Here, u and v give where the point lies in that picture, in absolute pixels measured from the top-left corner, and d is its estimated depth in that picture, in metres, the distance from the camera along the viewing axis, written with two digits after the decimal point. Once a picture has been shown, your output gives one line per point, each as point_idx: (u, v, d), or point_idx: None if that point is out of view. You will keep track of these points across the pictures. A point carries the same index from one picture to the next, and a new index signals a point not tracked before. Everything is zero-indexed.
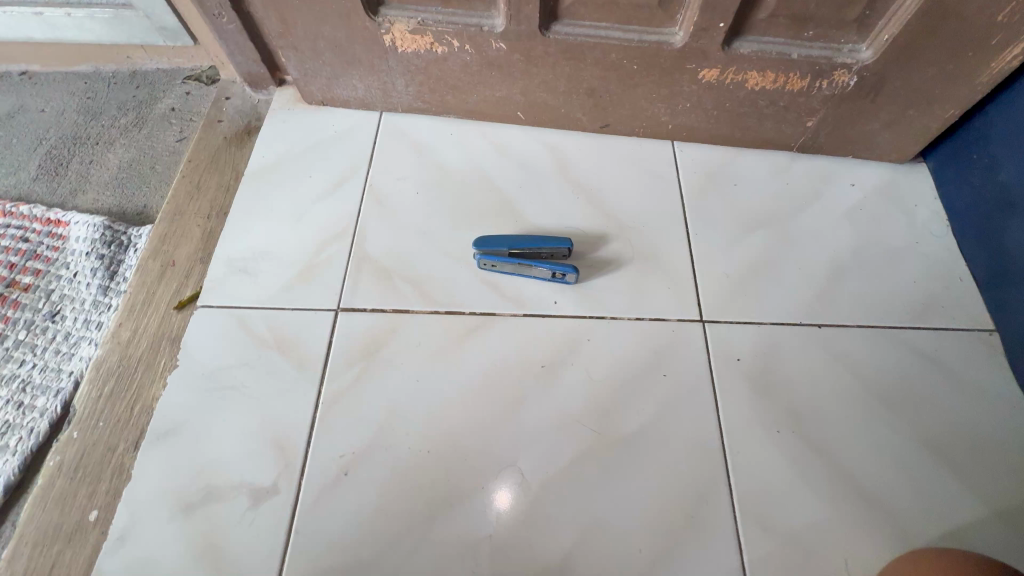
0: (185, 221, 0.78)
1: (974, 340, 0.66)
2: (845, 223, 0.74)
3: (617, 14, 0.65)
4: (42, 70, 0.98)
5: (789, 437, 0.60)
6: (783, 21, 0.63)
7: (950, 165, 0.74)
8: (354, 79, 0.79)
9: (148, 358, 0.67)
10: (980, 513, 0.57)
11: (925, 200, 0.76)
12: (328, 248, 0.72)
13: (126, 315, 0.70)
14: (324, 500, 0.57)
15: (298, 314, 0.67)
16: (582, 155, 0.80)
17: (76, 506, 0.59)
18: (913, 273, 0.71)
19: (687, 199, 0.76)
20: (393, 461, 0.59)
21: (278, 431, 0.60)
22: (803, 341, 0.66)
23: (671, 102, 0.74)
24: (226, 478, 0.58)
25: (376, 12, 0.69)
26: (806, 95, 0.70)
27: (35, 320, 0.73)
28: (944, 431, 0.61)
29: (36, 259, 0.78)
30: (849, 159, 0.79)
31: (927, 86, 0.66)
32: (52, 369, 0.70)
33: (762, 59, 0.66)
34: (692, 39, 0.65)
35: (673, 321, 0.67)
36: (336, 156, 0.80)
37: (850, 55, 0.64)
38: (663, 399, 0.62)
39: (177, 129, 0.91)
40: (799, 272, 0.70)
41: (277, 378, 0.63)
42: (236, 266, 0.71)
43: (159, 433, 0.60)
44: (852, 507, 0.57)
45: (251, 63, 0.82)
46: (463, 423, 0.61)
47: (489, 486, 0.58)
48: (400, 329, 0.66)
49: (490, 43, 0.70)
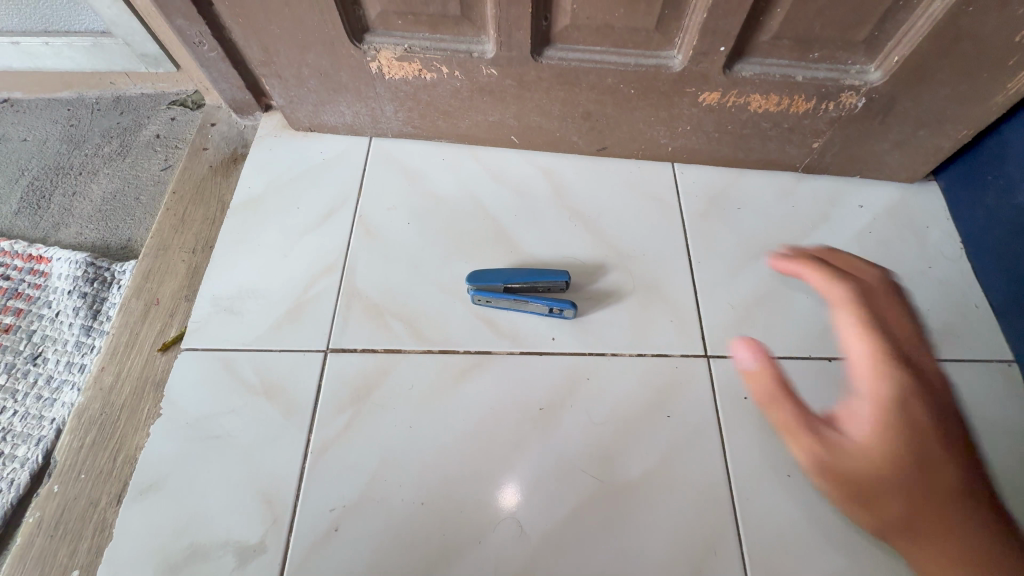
0: (169, 256, 0.75)
1: (992, 371, 0.63)
2: (854, 248, 0.71)
3: (613, 38, 0.62)
4: (24, 97, 0.95)
5: (801, 481, 0.57)
6: (787, 44, 0.60)
7: (963, 184, 0.71)
8: (342, 106, 0.76)
9: (132, 404, 0.65)
10: None
11: (936, 221, 0.73)
12: (317, 284, 0.70)
13: (108, 358, 0.68)
14: (315, 558, 0.54)
15: (286, 357, 0.65)
16: (579, 179, 0.77)
17: (57, 565, 0.56)
18: (926, 301, 0.68)
19: (689, 225, 0.73)
20: (386, 515, 0.56)
21: (266, 483, 0.58)
22: (813, 375, 0.63)
23: (671, 124, 0.71)
24: (212, 535, 0.55)
25: (362, 40, 0.66)
26: (812, 117, 0.67)
27: (17, 363, 0.71)
28: None
29: (17, 297, 0.75)
30: (856, 179, 0.76)
31: (939, 107, 0.63)
32: (33, 416, 0.67)
33: (765, 82, 0.63)
34: (691, 63, 0.62)
35: (676, 357, 0.64)
36: (324, 185, 0.77)
37: (858, 77, 0.61)
38: (667, 442, 0.59)
39: (163, 157, 0.88)
40: (807, 301, 0.67)
41: (264, 425, 0.61)
42: (222, 305, 0.69)
43: (141, 489, 0.58)
44: (869, 558, 0.54)
45: (236, 90, 0.80)
46: (459, 471, 0.58)
47: (487, 538, 0.55)
48: (392, 370, 0.64)
49: (481, 69, 0.67)
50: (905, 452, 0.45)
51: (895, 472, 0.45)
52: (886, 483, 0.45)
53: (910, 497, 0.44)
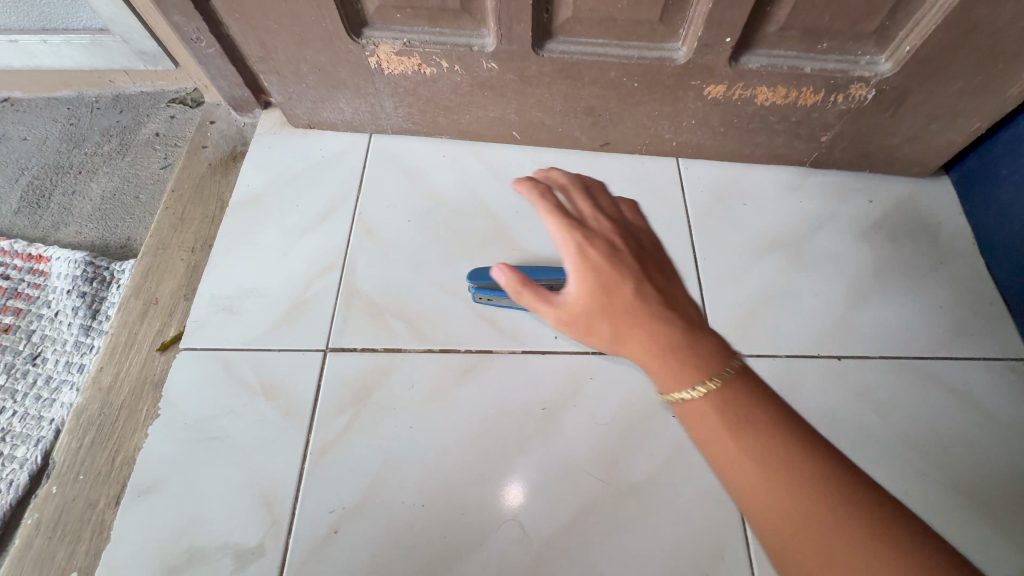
0: (168, 255, 0.74)
1: (1006, 370, 0.62)
2: (863, 244, 0.70)
3: (616, 30, 0.61)
4: (24, 96, 0.95)
5: None
6: (794, 34, 0.58)
7: (976, 179, 0.70)
8: (340, 102, 0.75)
9: (131, 405, 0.64)
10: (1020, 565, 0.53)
11: (948, 217, 0.71)
12: (316, 283, 0.69)
13: (107, 358, 0.67)
14: (314, 561, 0.53)
15: (285, 357, 0.64)
16: (582, 175, 0.76)
17: (56, 567, 0.56)
18: (938, 298, 0.66)
19: (694, 221, 0.72)
20: (386, 517, 0.55)
21: (264, 485, 0.57)
22: (822, 374, 0.61)
23: (675, 119, 0.70)
24: (210, 537, 0.55)
25: (360, 34, 0.65)
26: (820, 110, 0.65)
27: (16, 363, 0.70)
28: (978, 473, 0.57)
29: (16, 297, 0.75)
30: (866, 174, 0.74)
31: (952, 100, 0.61)
32: (32, 416, 0.67)
33: (772, 75, 0.62)
34: (696, 56, 0.61)
35: None
36: (323, 183, 0.76)
37: (867, 68, 0.60)
38: (673, 443, 0.58)
39: (162, 155, 0.87)
40: (816, 299, 0.66)
41: (262, 426, 0.60)
42: (221, 305, 0.68)
43: (140, 490, 0.57)
44: None
45: (234, 87, 0.79)
46: (461, 473, 0.57)
47: (490, 542, 0.54)
48: (392, 370, 0.63)
49: (482, 63, 0.66)
50: (639, 324, 0.42)
51: (679, 372, 0.40)
52: (682, 361, 0.40)
53: (664, 360, 0.41)
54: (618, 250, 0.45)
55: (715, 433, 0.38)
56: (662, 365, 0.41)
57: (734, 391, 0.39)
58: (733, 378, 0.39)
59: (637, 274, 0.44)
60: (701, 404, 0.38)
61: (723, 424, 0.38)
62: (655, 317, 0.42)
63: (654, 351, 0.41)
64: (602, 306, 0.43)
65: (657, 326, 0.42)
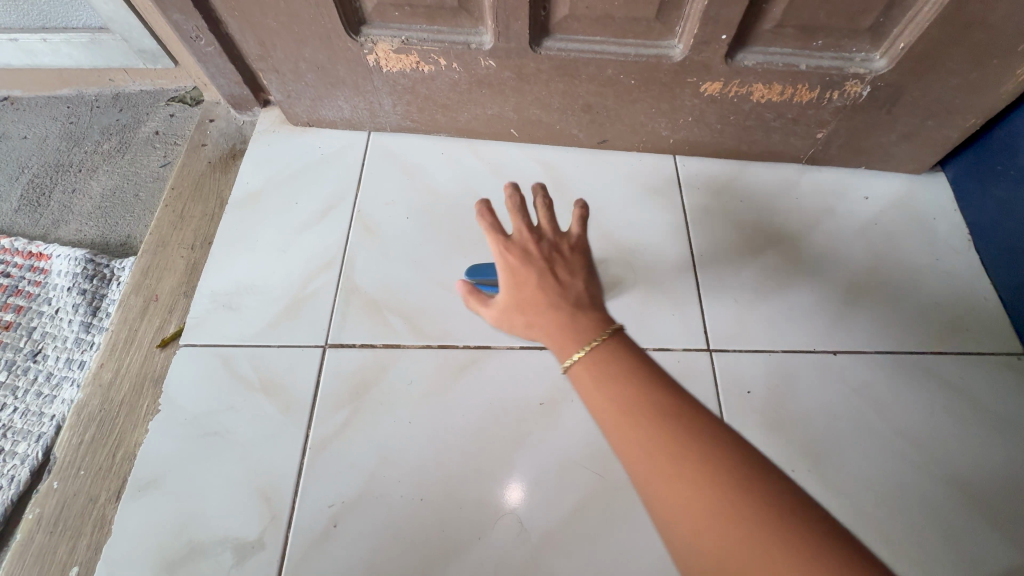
0: (168, 252, 0.75)
1: (1001, 366, 0.62)
2: (859, 241, 0.70)
3: (612, 28, 0.61)
4: (24, 95, 0.95)
5: (805, 477, 0.56)
6: (790, 31, 0.58)
7: (972, 175, 0.70)
8: (339, 100, 0.76)
9: (131, 400, 0.64)
10: (1013, 558, 0.53)
11: (944, 213, 0.72)
12: (315, 280, 0.69)
13: (107, 355, 0.68)
14: (313, 555, 0.54)
15: (285, 352, 0.64)
16: (580, 172, 0.76)
17: (57, 561, 0.56)
18: (933, 294, 0.66)
19: (691, 218, 0.72)
20: (385, 511, 0.56)
21: (264, 479, 0.57)
22: (818, 369, 0.62)
23: (672, 116, 0.70)
24: (210, 531, 0.55)
25: (358, 32, 0.66)
26: (816, 107, 0.65)
27: (17, 360, 0.71)
28: (972, 467, 0.57)
29: (17, 294, 0.75)
30: (862, 171, 0.75)
31: (947, 96, 0.61)
32: (33, 413, 0.67)
33: (768, 72, 0.62)
34: (693, 53, 0.61)
35: (679, 351, 0.63)
36: (322, 181, 0.77)
37: (862, 65, 0.60)
38: None
39: (161, 154, 0.88)
40: (812, 294, 0.66)
41: (262, 421, 0.60)
42: (220, 301, 0.68)
43: (140, 485, 0.58)
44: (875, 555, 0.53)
45: (234, 85, 0.79)
46: (458, 467, 0.58)
47: (487, 536, 0.55)
48: (391, 366, 0.63)
49: (480, 61, 0.66)
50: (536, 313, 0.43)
51: (567, 344, 0.40)
52: (568, 340, 0.40)
53: (554, 342, 0.41)
54: (529, 245, 0.45)
55: (593, 401, 0.37)
56: (552, 342, 0.41)
57: (617, 362, 0.38)
58: (619, 353, 0.39)
59: (544, 268, 0.44)
60: (584, 372, 0.38)
61: (600, 392, 0.37)
62: (552, 304, 0.42)
63: (547, 333, 0.42)
64: (507, 297, 0.44)
65: (553, 311, 0.42)
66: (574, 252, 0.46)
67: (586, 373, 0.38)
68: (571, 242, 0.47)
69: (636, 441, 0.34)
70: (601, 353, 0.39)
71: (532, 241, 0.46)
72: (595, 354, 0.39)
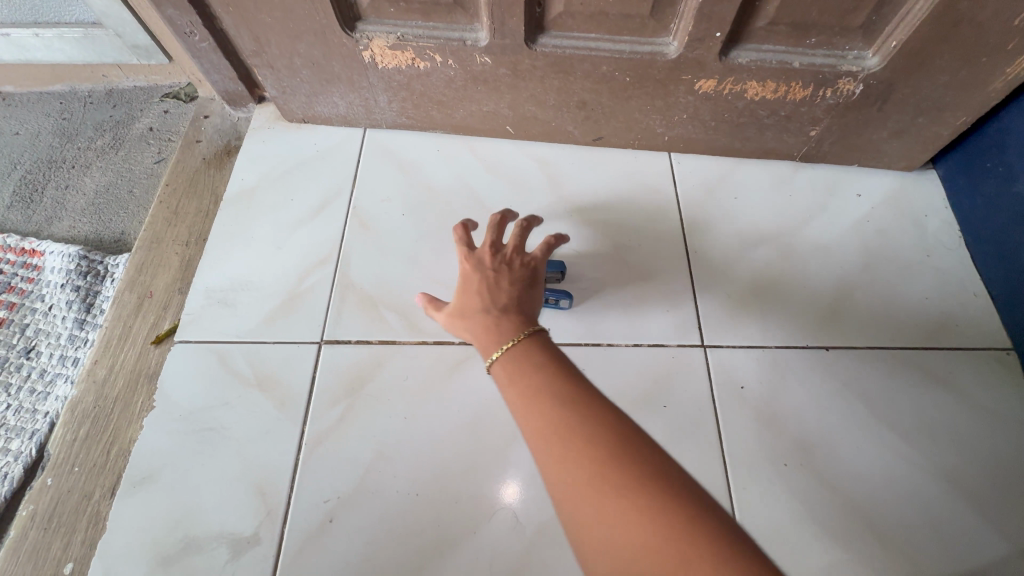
0: (162, 249, 0.75)
1: (990, 360, 0.63)
2: (852, 237, 0.71)
3: (607, 25, 0.61)
4: (16, 91, 0.95)
5: (798, 471, 0.57)
6: (783, 29, 0.59)
7: (962, 173, 0.71)
8: (335, 96, 0.76)
9: (125, 397, 0.64)
10: (1001, 550, 0.54)
11: (935, 210, 0.72)
12: (311, 276, 0.69)
13: (101, 351, 0.67)
14: (308, 550, 0.54)
15: (280, 349, 0.64)
16: (575, 169, 0.77)
17: (51, 558, 0.56)
18: (925, 290, 0.67)
19: (686, 215, 0.73)
20: (380, 507, 0.56)
21: (260, 475, 0.57)
22: (810, 365, 0.62)
23: (667, 113, 0.71)
24: (206, 527, 0.55)
25: (354, 28, 0.66)
26: (809, 104, 0.66)
27: (10, 357, 0.71)
28: (962, 461, 0.58)
29: (10, 291, 0.75)
30: (854, 168, 0.75)
31: (938, 94, 0.62)
32: (27, 410, 0.67)
33: (761, 69, 0.62)
34: (687, 50, 0.62)
35: (673, 347, 0.64)
36: (317, 177, 0.77)
37: (855, 63, 0.60)
38: (665, 432, 0.59)
39: (155, 150, 0.88)
40: (805, 291, 0.67)
41: (257, 417, 0.60)
42: (215, 298, 0.68)
43: (135, 481, 0.57)
44: (866, 548, 0.54)
45: (228, 81, 0.79)
46: (454, 462, 0.58)
47: (482, 531, 0.55)
48: (387, 362, 0.63)
49: (475, 57, 0.66)
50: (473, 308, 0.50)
51: (492, 343, 0.47)
52: (492, 339, 0.47)
53: (480, 340, 0.48)
54: (484, 259, 0.53)
55: (505, 391, 0.44)
56: (479, 341, 0.48)
57: (529, 358, 0.44)
58: (533, 353, 0.45)
59: (491, 277, 0.52)
60: (502, 366, 0.45)
61: (510, 383, 0.44)
62: (488, 307, 0.49)
63: (477, 332, 0.48)
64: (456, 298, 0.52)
65: (486, 313, 0.49)
66: (523, 269, 0.53)
67: (502, 367, 0.45)
68: (526, 260, 0.54)
69: (535, 422, 0.40)
70: (518, 350, 0.45)
71: (489, 255, 0.54)
72: (511, 351, 0.45)
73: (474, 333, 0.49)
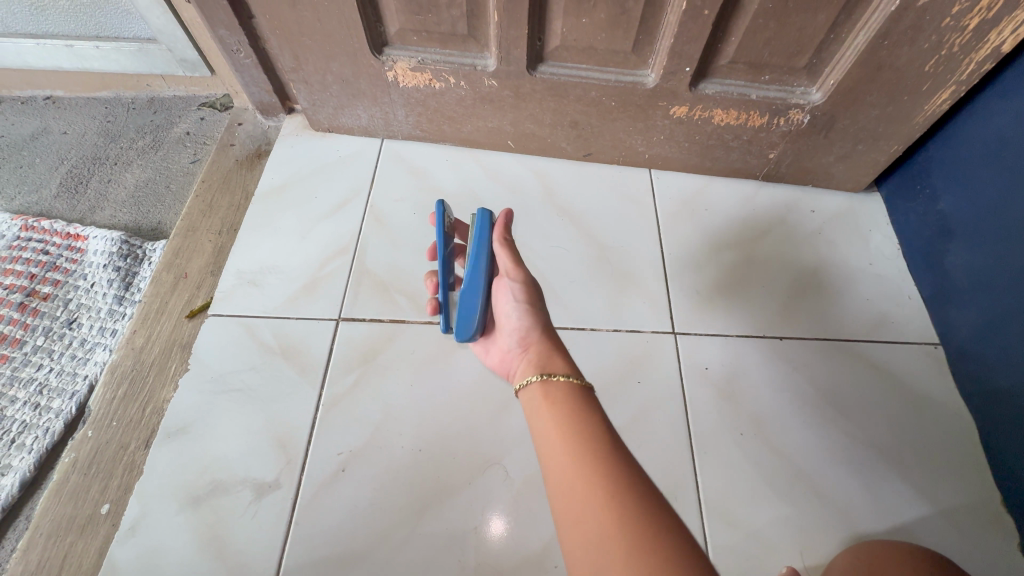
0: (197, 237, 0.83)
1: (919, 351, 0.72)
2: (806, 246, 0.81)
3: (596, 58, 0.73)
4: (66, 95, 1.05)
5: (751, 440, 0.65)
6: (742, 67, 0.70)
7: (899, 193, 0.82)
8: (359, 110, 0.86)
9: (161, 362, 0.72)
10: (924, 510, 0.62)
11: (878, 226, 0.83)
12: (331, 263, 0.78)
13: (140, 323, 0.75)
14: (323, 494, 0.62)
15: (303, 324, 0.73)
16: (568, 181, 0.87)
17: (89, 499, 0.63)
18: (867, 293, 0.77)
19: (662, 222, 0.83)
20: (386, 460, 0.64)
21: (281, 431, 0.65)
22: (765, 351, 0.72)
23: (647, 134, 0.82)
24: (232, 473, 0.63)
25: (381, 52, 0.76)
26: (766, 130, 0.77)
27: (53, 327, 0.78)
28: (894, 435, 0.66)
29: (55, 270, 0.83)
30: (809, 188, 0.87)
31: (872, 125, 0.73)
32: (68, 372, 0.74)
33: (725, 99, 0.74)
34: (662, 81, 0.73)
35: (648, 333, 0.73)
36: (339, 179, 0.87)
37: (802, 97, 0.72)
38: (637, 404, 0.67)
39: (192, 151, 0.97)
40: (763, 289, 0.77)
41: (281, 381, 0.68)
42: (246, 278, 0.77)
43: (171, 432, 0.65)
44: (808, 506, 0.61)
45: (264, 93, 0.90)
46: (453, 424, 0.66)
47: (476, 483, 0.63)
48: (396, 338, 0.72)
49: (483, 80, 0.77)
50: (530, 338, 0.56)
51: (552, 418, 0.46)
52: (550, 364, 0.51)
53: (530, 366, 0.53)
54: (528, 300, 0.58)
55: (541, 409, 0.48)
56: (535, 403, 0.49)
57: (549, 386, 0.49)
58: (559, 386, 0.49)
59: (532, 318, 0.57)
60: (545, 426, 0.46)
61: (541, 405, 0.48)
62: (549, 336, 0.56)
63: (534, 355, 0.54)
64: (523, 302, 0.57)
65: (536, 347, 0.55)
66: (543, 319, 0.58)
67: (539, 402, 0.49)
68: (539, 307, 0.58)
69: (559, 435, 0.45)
70: (565, 417, 0.46)
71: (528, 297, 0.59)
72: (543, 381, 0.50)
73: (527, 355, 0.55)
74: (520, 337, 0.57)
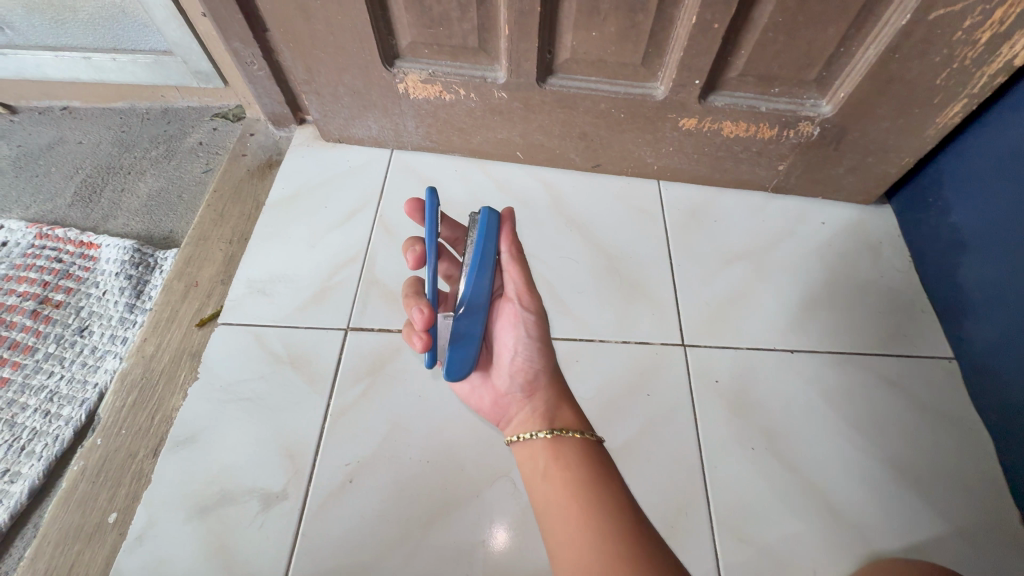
0: (208, 247, 0.84)
1: (933, 365, 0.71)
2: (816, 258, 0.81)
3: (605, 70, 0.73)
4: (82, 106, 1.07)
5: (763, 454, 0.64)
6: (751, 80, 0.70)
7: (910, 206, 0.81)
8: (369, 121, 0.87)
9: (170, 371, 0.72)
10: (941, 528, 0.60)
11: (889, 238, 0.83)
12: (340, 272, 0.79)
13: (150, 331, 0.76)
14: (331, 504, 0.61)
15: (312, 333, 0.73)
16: (576, 192, 0.87)
17: (97, 507, 0.63)
18: (878, 305, 0.76)
19: (670, 234, 0.83)
20: (394, 471, 0.63)
21: (289, 441, 0.65)
22: (776, 364, 0.71)
23: (656, 146, 0.82)
24: (239, 483, 0.62)
25: (392, 65, 0.77)
26: (776, 142, 0.77)
27: (65, 334, 0.79)
28: (909, 451, 0.65)
29: (68, 277, 0.84)
30: (819, 200, 0.86)
31: (883, 138, 0.73)
32: (78, 380, 0.75)
33: (734, 111, 0.74)
34: (671, 93, 0.73)
35: (657, 344, 0.72)
36: (349, 190, 0.87)
37: (812, 110, 0.72)
38: (647, 417, 0.67)
39: (204, 161, 0.99)
40: (774, 301, 0.76)
41: (290, 391, 0.68)
42: (256, 287, 0.78)
43: (179, 440, 0.65)
44: (822, 522, 0.60)
45: (277, 104, 0.91)
46: (461, 435, 0.66)
47: (484, 495, 0.62)
48: (404, 348, 0.72)
49: (493, 92, 0.78)
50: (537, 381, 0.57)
51: (560, 480, 0.48)
52: (560, 416, 0.54)
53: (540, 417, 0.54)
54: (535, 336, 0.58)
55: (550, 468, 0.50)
56: (540, 463, 0.51)
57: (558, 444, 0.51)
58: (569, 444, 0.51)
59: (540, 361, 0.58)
60: (553, 488, 0.48)
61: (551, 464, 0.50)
62: (554, 379, 0.58)
63: (541, 401, 0.56)
64: (529, 341, 0.58)
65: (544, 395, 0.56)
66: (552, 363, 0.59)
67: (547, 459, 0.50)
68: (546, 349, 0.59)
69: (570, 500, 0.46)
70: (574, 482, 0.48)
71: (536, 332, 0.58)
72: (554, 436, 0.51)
73: (530, 399, 0.57)
74: (526, 380, 0.57)
